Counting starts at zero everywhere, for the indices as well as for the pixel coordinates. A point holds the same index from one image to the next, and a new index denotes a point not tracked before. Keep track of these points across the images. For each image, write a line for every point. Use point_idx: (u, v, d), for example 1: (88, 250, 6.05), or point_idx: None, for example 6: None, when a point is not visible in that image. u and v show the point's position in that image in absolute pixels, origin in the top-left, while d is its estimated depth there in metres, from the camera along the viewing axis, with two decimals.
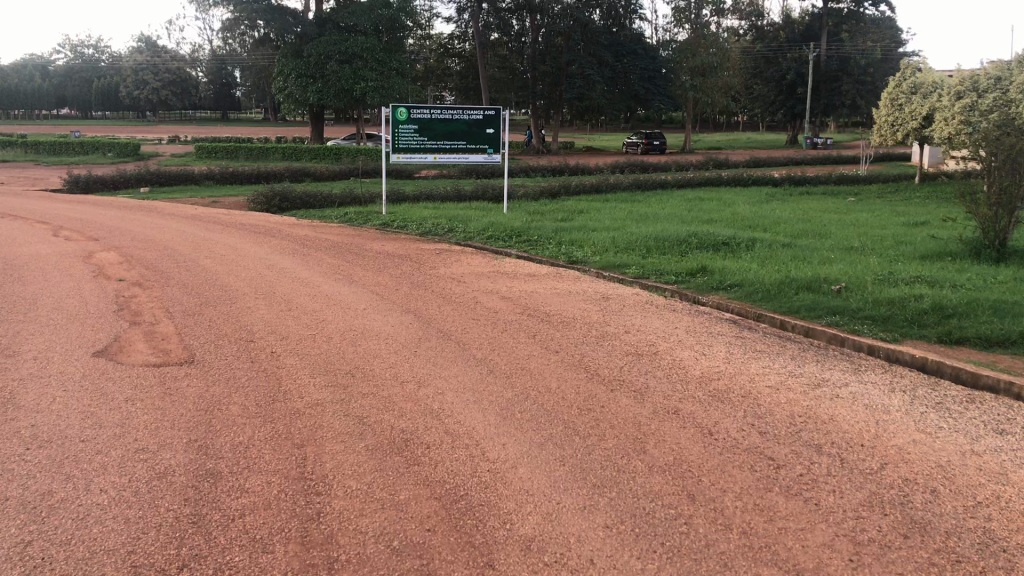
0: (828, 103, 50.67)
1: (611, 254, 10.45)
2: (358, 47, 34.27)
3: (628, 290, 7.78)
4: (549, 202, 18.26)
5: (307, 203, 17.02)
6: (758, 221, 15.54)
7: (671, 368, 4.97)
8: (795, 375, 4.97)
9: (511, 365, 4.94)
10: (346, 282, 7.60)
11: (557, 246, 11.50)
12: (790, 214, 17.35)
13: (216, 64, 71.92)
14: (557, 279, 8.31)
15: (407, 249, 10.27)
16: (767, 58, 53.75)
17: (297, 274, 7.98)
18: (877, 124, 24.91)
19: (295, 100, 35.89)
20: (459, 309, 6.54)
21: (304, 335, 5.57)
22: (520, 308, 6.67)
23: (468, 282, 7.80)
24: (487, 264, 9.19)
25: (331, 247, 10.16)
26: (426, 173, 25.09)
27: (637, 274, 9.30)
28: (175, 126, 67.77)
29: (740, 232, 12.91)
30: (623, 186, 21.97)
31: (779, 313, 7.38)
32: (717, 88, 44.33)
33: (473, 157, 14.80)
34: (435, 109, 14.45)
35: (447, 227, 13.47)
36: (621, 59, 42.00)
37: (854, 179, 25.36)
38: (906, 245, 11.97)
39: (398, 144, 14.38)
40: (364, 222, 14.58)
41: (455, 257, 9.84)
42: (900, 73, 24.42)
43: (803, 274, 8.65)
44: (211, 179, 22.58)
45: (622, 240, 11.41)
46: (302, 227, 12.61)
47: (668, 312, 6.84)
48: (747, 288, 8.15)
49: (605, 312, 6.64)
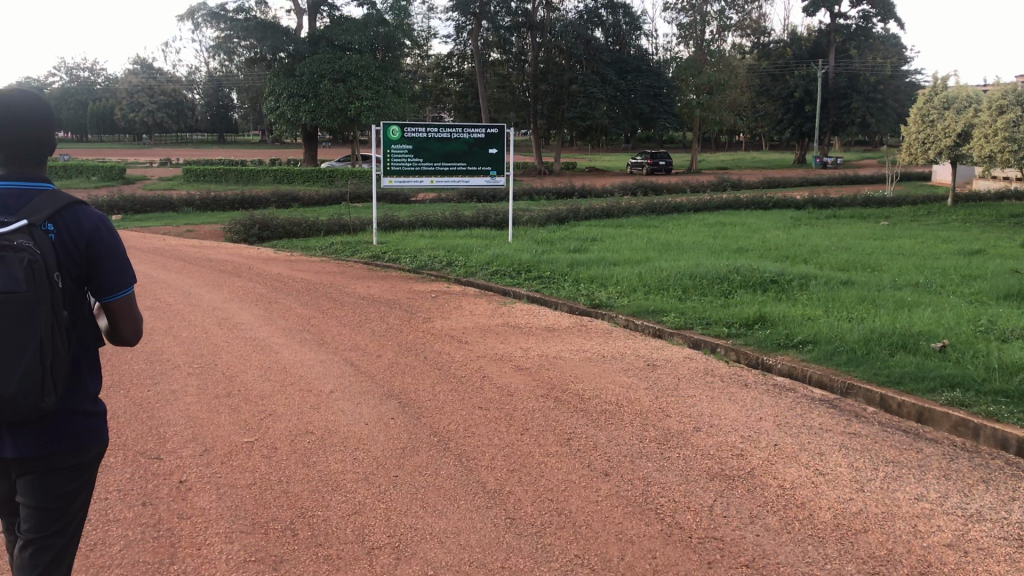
0: (837, 121, 49.28)
1: (640, 297, 8.81)
2: (352, 65, 32.82)
3: (674, 353, 6.10)
4: (557, 229, 16.66)
5: (290, 232, 15.37)
6: (795, 250, 13.92)
7: (787, 511, 3.25)
8: (976, 519, 3.25)
9: (541, 507, 3.22)
10: (319, 345, 5.93)
11: (575, 284, 9.85)
12: (827, 241, 15.70)
13: (212, 84, 70.83)
14: (583, 334, 6.64)
15: (399, 292, 8.62)
16: (773, 77, 52.43)
17: (254, 334, 6.30)
18: (905, 143, 23.29)
19: (288, 121, 34.32)
20: (460, 391, 4.82)
21: (235, 448, 3.87)
22: (545, 386, 4.96)
23: (477, 342, 6.13)
24: (494, 313, 7.53)
25: (309, 290, 8.53)
26: (423, 196, 23.52)
27: (678, 323, 7.66)
28: (170, 149, 66.56)
29: (783, 266, 11.27)
30: (636, 210, 20.34)
31: (873, 384, 5.73)
32: (724, 107, 42.92)
33: (474, 180, 13.15)
34: (432, 126, 12.82)
35: (446, 260, 11.86)
36: (625, 77, 40.56)
37: (880, 201, 23.74)
38: (979, 281, 10.29)
39: (390, 166, 12.76)
40: (352, 254, 12.94)
41: (455, 302, 8.20)
42: (930, 89, 22.81)
43: (889, 326, 6.98)
44: (190, 206, 20.94)
45: (652, 277, 9.77)
46: (278, 263, 10.95)
47: (736, 388, 5.17)
48: (826, 347, 6.48)
49: (654, 392, 4.94)
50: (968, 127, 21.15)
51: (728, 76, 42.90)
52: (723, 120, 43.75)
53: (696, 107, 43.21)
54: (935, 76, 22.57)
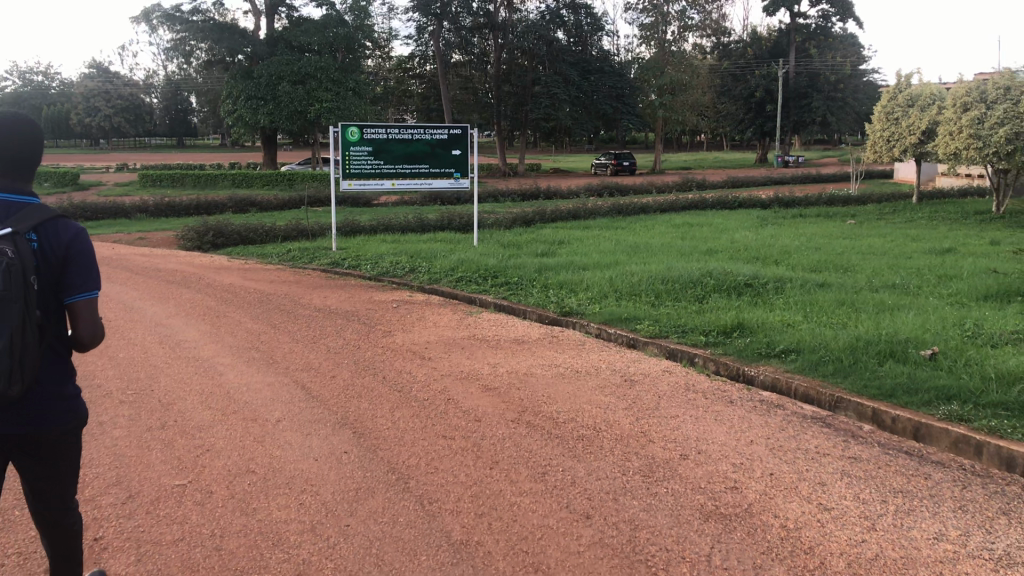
0: (798, 120, 49.46)
1: (612, 304, 8.43)
2: (310, 66, 32.17)
3: (652, 366, 5.71)
4: (523, 231, 16.27)
5: (246, 238, 14.82)
6: (766, 251, 13.67)
7: (794, 560, 2.86)
8: (1007, 564, 2.87)
9: (515, 563, 2.80)
10: (269, 365, 5.46)
11: (544, 290, 9.44)
12: (797, 241, 15.45)
13: (170, 88, 69.62)
14: (554, 346, 6.23)
15: (358, 302, 8.14)
16: (734, 76, 52.51)
17: (198, 354, 5.82)
18: (870, 140, 23.19)
19: (246, 124, 33.61)
20: (422, 417, 4.38)
21: (165, 494, 3.39)
22: (517, 409, 4.52)
23: (442, 358, 5.70)
24: (459, 324, 7.10)
25: (260, 302, 8.04)
26: (385, 200, 23.02)
27: (653, 332, 7.29)
28: (127, 154, 65.32)
29: (756, 268, 10.96)
30: (601, 211, 20.01)
31: (864, 397, 5.37)
32: (687, 107, 42.87)
33: (437, 183, 12.68)
34: (392, 127, 12.36)
35: (409, 266, 11.40)
36: (588, 77, 40.29)
37: (846, 200, 23.63)
38: (956, 281, 10.03)
39: (349, 168, 12.25)
40: (309, 261, 12.45)
41: (418, 312, 7.74)
42: (895, 87, 22.73)
43: (873, 333, 6.64)
44: (142, 213, 20.23)
45: (623, 282, 9.39)
46: (231, 272, 10.45)
47: (720, 405, 4.78)
48: (811, 356, 6.13)
49: (634, 414, 4.52)
50: (932, 124, 21.10)
51: (691, 76, 42.83)
52: (686, 120, 43.68)
53: (659, 107, 43.09)
54: (899, 73, 22.50)
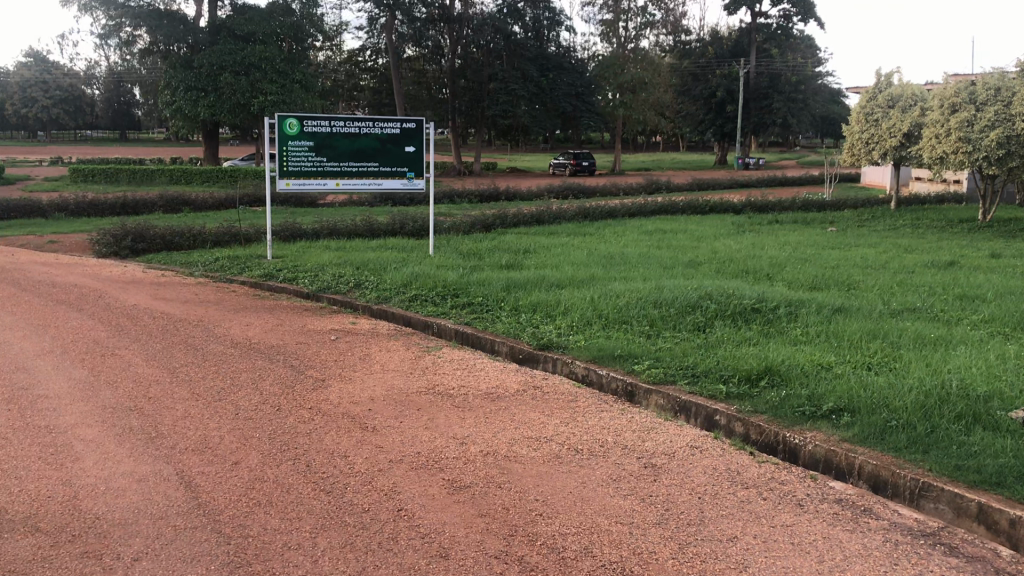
0: (758, 122, 48.72)
1: (600, 334, 7.01)
2: (255, 57, 30.30)
3: (671, 435, 4.28)
4: (484, 238, 14.82)
5: (172, 243, 13.19)
6: (754, 263, 12.36)
7: None
8: None
9: None
10: (148, 443, 3.94)
11: (516, 313, 8.00)
12: (782, 251, 14.23)
13: (114, 79, 66.91)
14: (536, 405, 4.75)
15: (286, 333, 6.59)
16: (694, 76, 51.47)
17: (54, 420, 4.24)
18: (848, 143, 22.09)
19: (185, 116, 31.68)
20: (359, 553, 2.86)
21: None
22: (502, 534, 3.03)
23: (391, 428, 4.20)
24: (414, 367, 5.60)
25: (166, 333, 6.48)
26: (332, 200, 21.40)
27: (657, 376, 5.86)
28: (68, 147, 62.57)
29: (754, 287, 9.64)
30: (567, 215, 18.65)
31: (961, 483, 3.98)
32: (647, 106, 41.78)
33: (388, 183, 11.16)
34: (337, 119, 10.79)
35: (354, 280, 9.86)
36: (546, 74, 38.89)
37: (821, 205, 22.51)
38: (983, 305, 8.78)
39: (286, 166, 10.69)
40: (241, 271, 10.88)
41: (361, 348, 6.23)
42: (875, 87, 21.63)
43: (936, 383, 5.26)
44: (61, 212, 18.36)
45: (608, 305, 7.98)
46: (143, 287, 8.87)
47: (787, 515, 3.36)
48: (872, 417, 4.73)
49: (674, 540, 3.06)
50: (914, 126, 20.08)
51: (652, 74, 41.66)
52: (646, 119, 42.50)
53: (620, 107, 41.90)
54: (879, 72, 21.46)
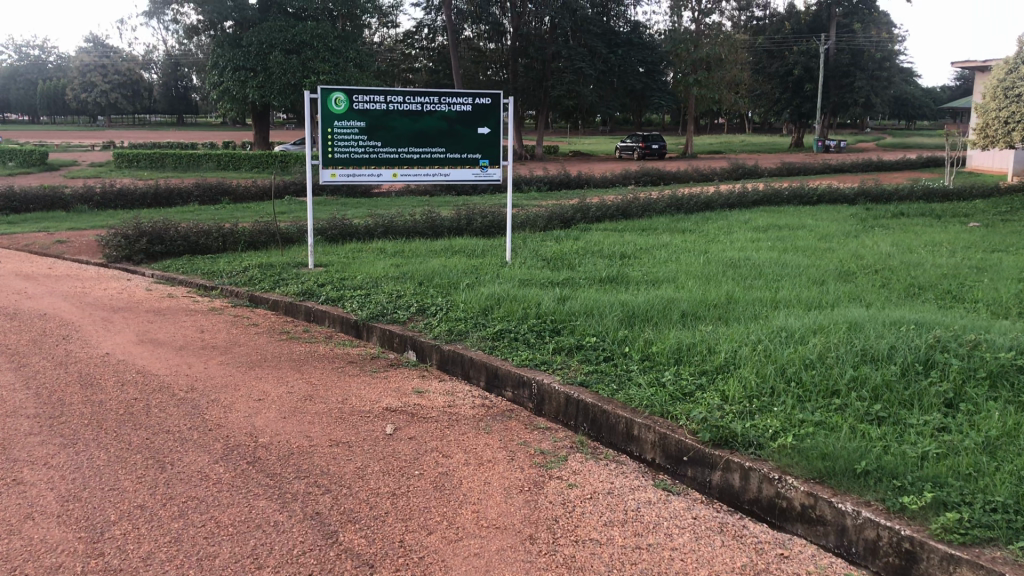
0: (839, 101, 45.22)
1: (804, 417, 4.42)
2: (307, 34, 28.09)
3: None
4: (567, 236, 12.29)
5: (195, 244, 10.90)
6: (920, 275, 9.65)
7: None
8: None
9: None
10: None
11: (652, 368, 5.43)
12: (937, 255, 11.42)
13: (171, 62, 65.69)
14: None
15: (322, 421, 4.16)
16: (769, 53, 48.07)
17: None
18: (981, 122, 18.93)
19: (233, 97, 29.59)
20: None
21: None
22: None
23: None
24: (535, 522, 3.07)
25: (120, 425, 4.03)
26: (385, 190, 19.05)
27: (964, 521, 3.04)
28: (125, 131, 61.51)
29: (965, 318, 6.95)
30: (656, 205, 16.04)
31: None
32: (722, 84, 38.64)
33: (457, 174, 8.67)
34: (394, 93, 8.31)
35: (416, 303, 7.40)
36: (615, 51, 36.07)
37: (944, 194, 19.49)
38: None
39: (331, 152, 8.29)
40: (274, 285, 8.55)
41: (435, 458, 3.74)
42: (1017, 56, 18.37)
43: None
44: (87, 203, 16.31)
45: (790, 356, 5.38)
46: (135, 318, 6.54)
47: None
48: None
49: None
50: None
51: (727, 50, 38.54)
52: (720, 99, 39.44)
53: (693, 85, 38.87)
54: None
